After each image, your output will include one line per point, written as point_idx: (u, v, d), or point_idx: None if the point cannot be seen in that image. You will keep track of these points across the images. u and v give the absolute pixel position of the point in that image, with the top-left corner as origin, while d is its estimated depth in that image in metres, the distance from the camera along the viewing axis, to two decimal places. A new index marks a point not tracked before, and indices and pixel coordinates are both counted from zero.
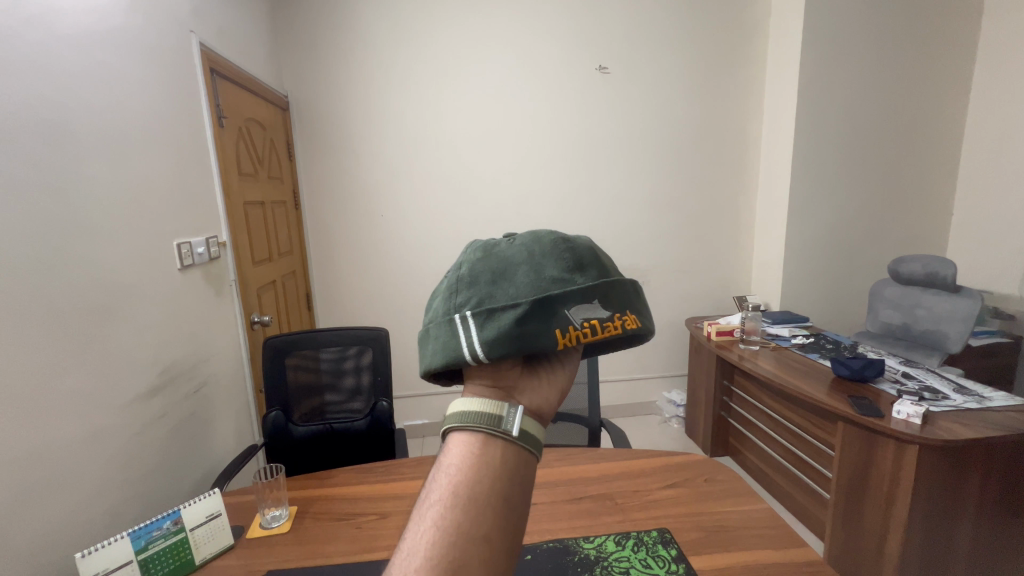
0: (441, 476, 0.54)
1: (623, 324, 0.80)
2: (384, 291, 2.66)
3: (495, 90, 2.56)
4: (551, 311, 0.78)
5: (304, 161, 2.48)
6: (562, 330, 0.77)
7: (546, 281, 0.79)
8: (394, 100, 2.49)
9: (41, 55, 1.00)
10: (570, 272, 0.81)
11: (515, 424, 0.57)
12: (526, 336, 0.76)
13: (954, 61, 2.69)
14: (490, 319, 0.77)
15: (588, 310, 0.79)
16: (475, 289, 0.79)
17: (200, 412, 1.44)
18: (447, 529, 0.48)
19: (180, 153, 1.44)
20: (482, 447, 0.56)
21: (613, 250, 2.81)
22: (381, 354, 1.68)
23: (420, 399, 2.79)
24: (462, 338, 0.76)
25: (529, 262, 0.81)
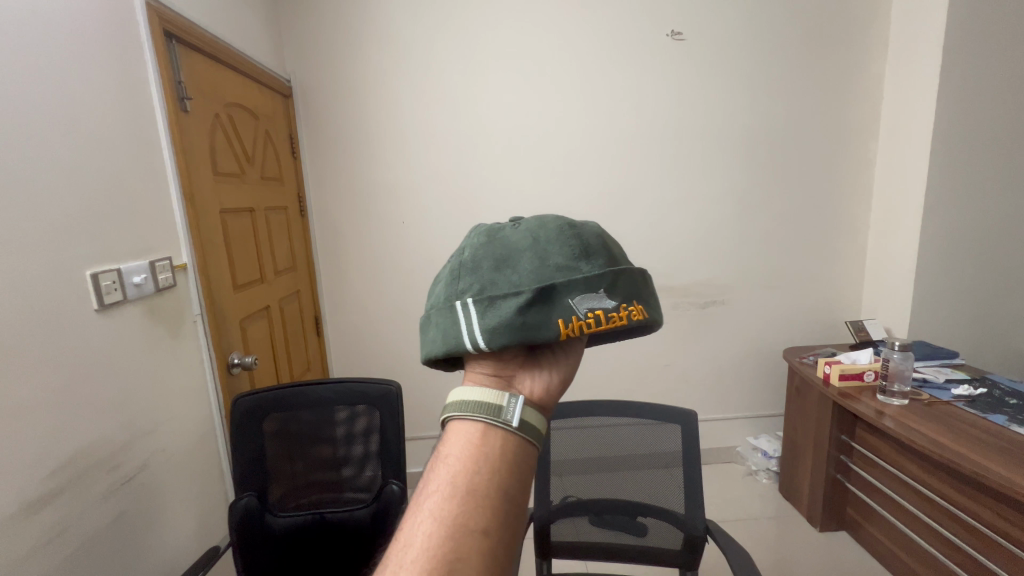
0: (439, 466, 0.41)
1: (635, 315, 0.48)
2: (409, 314, 2.22)
3: (539, 66, 2.07)
4: (558, 294, 0.46)
5: (310, 160, 2.08)
6: (567, 319, 0.45)
7: (555, 256, 0.48)
8: (417, 82, 2.04)
9: None
10: (588, 247, 0.50)
11: (517, 412, 0.42)
12: (528, 329, 0.45)
13: None
14: (490, 307, 0.46)
15: (599, 294, 0.46)
16: (476, 268, 0.49)
17: (139, 503, 1.04)
18: (441, 530, 0.36)
19: (116, 144, 1.04)
20: (485, 438, 0.42)
21: (689, 262, 2.27)
22: (391, 420, 1.22)
23: None
24: (455, 329, 0.46)
25: (533, 229, 0.50)
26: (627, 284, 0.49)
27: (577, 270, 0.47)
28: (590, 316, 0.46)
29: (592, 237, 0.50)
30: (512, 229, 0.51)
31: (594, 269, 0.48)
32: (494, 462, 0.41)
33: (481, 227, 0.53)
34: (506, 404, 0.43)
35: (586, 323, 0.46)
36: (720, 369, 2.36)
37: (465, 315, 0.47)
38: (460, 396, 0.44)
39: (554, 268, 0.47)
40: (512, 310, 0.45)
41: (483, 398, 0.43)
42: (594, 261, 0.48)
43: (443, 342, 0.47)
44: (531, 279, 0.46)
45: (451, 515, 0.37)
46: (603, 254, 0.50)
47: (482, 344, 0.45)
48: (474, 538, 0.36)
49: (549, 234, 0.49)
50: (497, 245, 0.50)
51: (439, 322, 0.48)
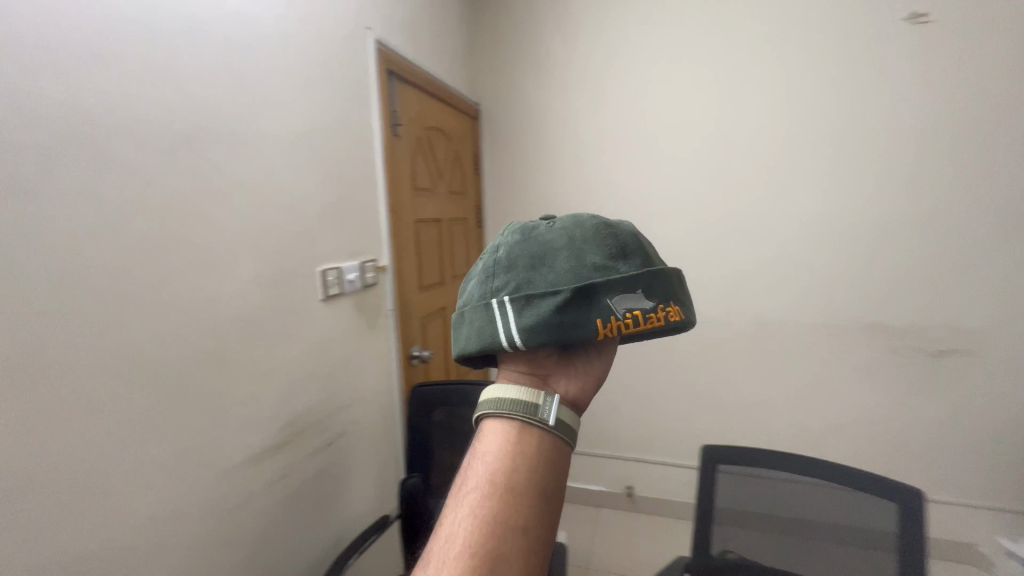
0: (473, 466, 0.37)
1: (672, 316, 0.45)
2: None
3: (731, 68, 1.86)
4: (595, 294, 0.43)
5: (490, 177, 2.25)
6: (603, 319, 0.43)
7: (591, 255, 0.45)
8: (594, 97, 2.04)
9: (169, 50, 0.82)
10: (625, 247, 0.47)
11: (553, 411, 0.38)
12: (566, 330, 0.42)
13: None
14: (528, 305, 0.43)
15: (636, 294, 0.44)
16: (511, 267, 0.47)
17: (336, 465, 1.24)
18: (479, 530, 0.34)
19: (342, 166, 1.26)
20: (521, 437, 0.38)
21: (924, 294, 1.75)
22: None
23: (600, 460, 2.25)
24: (490, 328, 0.44)
25: (570, 228, 0.48)
26: (664, 285, 0.46)
27: (614, 271, 0.45)
28: (628, 317, 0.43)
29: (627, 238, 0.48)
30: (545, 226, 0.49)
31: (631, 270, 0.45)
32: (533, 460, 0.37)
33: (514, 225, 0.51)
34: (543, 402, 0.39)
35: (624, 323, 0.43)
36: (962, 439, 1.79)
37: (502, 314, 0.44)
38: (494, 391, 0.41)
39: (591, 267, 0.44)
40: (551, 309, 0.42)
41: (518, 395, 0.39)
42: (632, 262, 0.46)
43: (478, 340, 0.44)
44: (569, 278, 0.44)
45: (488, 515, 0.34)
46: (640, 255, 0.47)
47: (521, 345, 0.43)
48: (514, 536, 0.33)
49: (585, 234, 0.47)
50: (533, 243, 0.48)
51: (474, 321, 0.46)
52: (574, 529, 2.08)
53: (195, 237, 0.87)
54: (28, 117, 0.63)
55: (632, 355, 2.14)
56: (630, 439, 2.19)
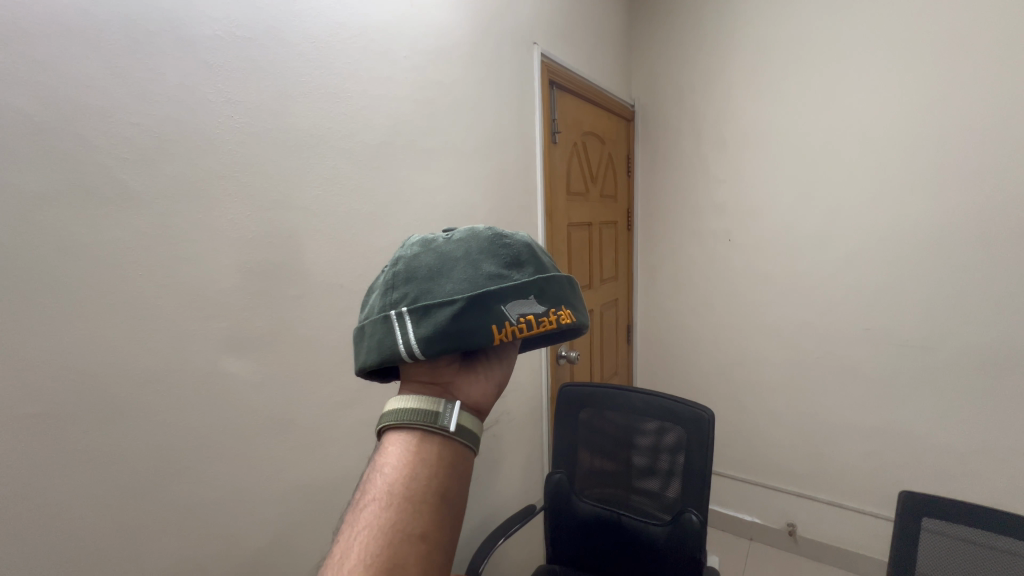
0: (373, 476, 0.46)
1: (562, 318, 0.54)
2: (725, 338, 2.04)
3: (975, 29, 1.45)
4: (487, 300, 0.50)
5: (644, 179, 2.20)
6: (497, 325, 0.49)
7: (485, 265, 0.52)
8: (768, 86, 1.83)
9: (383, 83, 0.99)
10: (519, 256, 0.54)
11: (452, 417, 0.48)
12: (462, 336, 0.48)
13: None
14: (427, 314, 0.49)
15: (527, 299, 0.52)
16: (411, 278, 0.52)
17: (488, 450, 1.34)
18: (381, 535, 0.41)
19: (504, 176, 1.36)
20: (418, 446, 0.47)
21: None
22: (692, 442, 1.18)
23: (757, 488, 2.03)
24: (391, 336, 0.49)
25: (467, 241, 0.54)
26: (551, 290, 0.54)
27: (505, 279, 0.52)
28: (522, 321, 0.51)
29: (520, 247, 0.55)
30: (444, 239, 0.55)
31: (523, 277, 0.53)
32: (427, 469, 0.46)
33: (415, 237, 0.57)
34: (443, 410, 0.49)
35: (517, 327, 0.50)
36: None
37: (400, 324, 0.50)
38: (398, 405, 0.49)
39: (486, 277, 0.51)
40: (449, 318, 0.48)
41: (421, 406, 0.49)
42: (525, 270, 0.54)
43: (381, 349, 0.50)
44: (464, 288, 0.50)
45: (384, 521, 0.42)
46: (532, 263, 0.55)
47: (422, 351, 0.49)
48: (412, 538, 0.42)
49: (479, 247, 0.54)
50: (430, 256, 0.53)
51: (374, 331, 0.51)
52: (722, 560, 1.92)
53: (390, 241, 1.03)
54: (282, 145, 0.81)
55: (802, 376, 1.87)
56: (795, 471, 1.93)
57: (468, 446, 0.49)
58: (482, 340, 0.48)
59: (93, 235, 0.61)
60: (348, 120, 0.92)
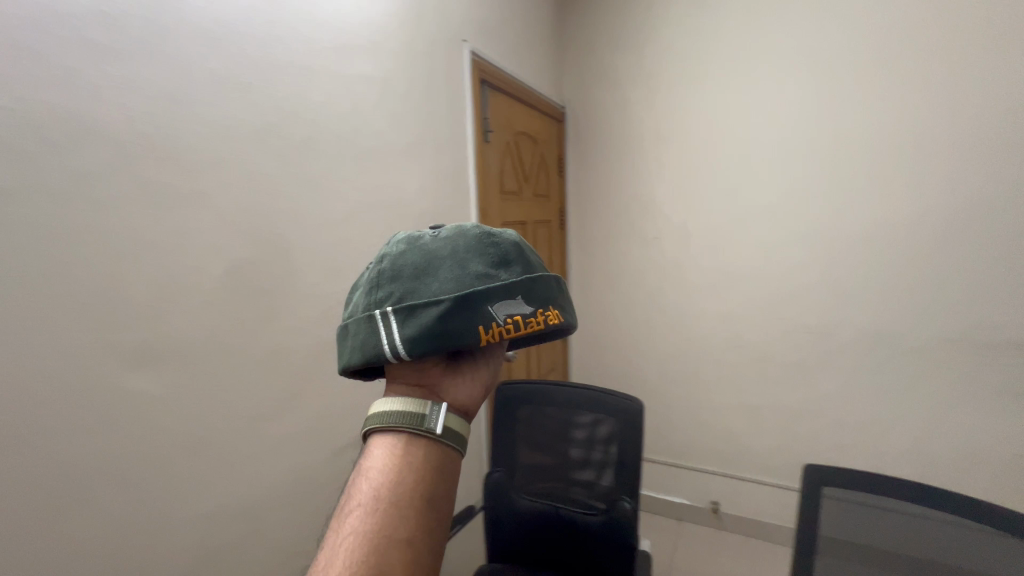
0: (359, 482, 0.46)
1: (549, 318, 0.54)
2: (652, 331, 2.15)
3: (857, 50, 1.64)
4: (475, 300, 0.51)
5: (574, 179, 2.26)
6: (483, 325, 0.50)
7: (472, 266, 0.53)
8: (685, 94, 1.95)
9: (299, 74, 0.94)
10: (505, 256, 0.55)
11: (438, 420, 0.48)
12: (449, 335, 0.49)
13: None
14: (414, 314, 0.50)
15: (515, 300, 0.52)
16: (397, 278, 0.53)
17: None
18: (366, 540, 0.41)
19: (436, 173, 1.34)
20: (404, 451, 0.47)
21: None
22: (625, 432, 1.23)
23: (684, 471, 2.16)
24: (377, 336, 0.50)
25: (454, 240, 0.55)
26: (538, 292, 0.55)
27: (491, 279, 0.53)
28: (508, 321, 0.51)
29: (508, 247, 0.56)
30: (433, 239, 0.56)
31: (509, 277, 0.54)
32: (411, 473, 0.46)
33: (403, 237, 0.58)
34: (428, 412, 0.49)
35: (504, 328, 0.51)
36: None
37: (387, 324, 0.51)
38: (386, 410, 0.50)
39: (473, 276, 0.52)
40: (435, 317, 0.49)
41: (406, 408, 0.49)
42: (512, 270, 0.55)
43: (368, 349, 0.51)
44: (451, 288, 0.51)
45: (370, 526, 0.42)
46: (519, 264, 0.56)
47: (406, 350, 0.49)
48: (398, 542, 0.42)
49: (467, 246, 0.55)
50: (417, 255, 0.54)
51: (360, 330, 0.52)
52: (653, 541, 2.02)
53: (315, 241, 0.98)
54: (183, 137, 0.75)
55: (720, 364, 2.02)
56: (716, 452, 2.08)
57: (454, 448, 0.49)
58: (467, 338, 0.49)
59: (58, 230, 0.62)
60: (293, 117, 0.93)
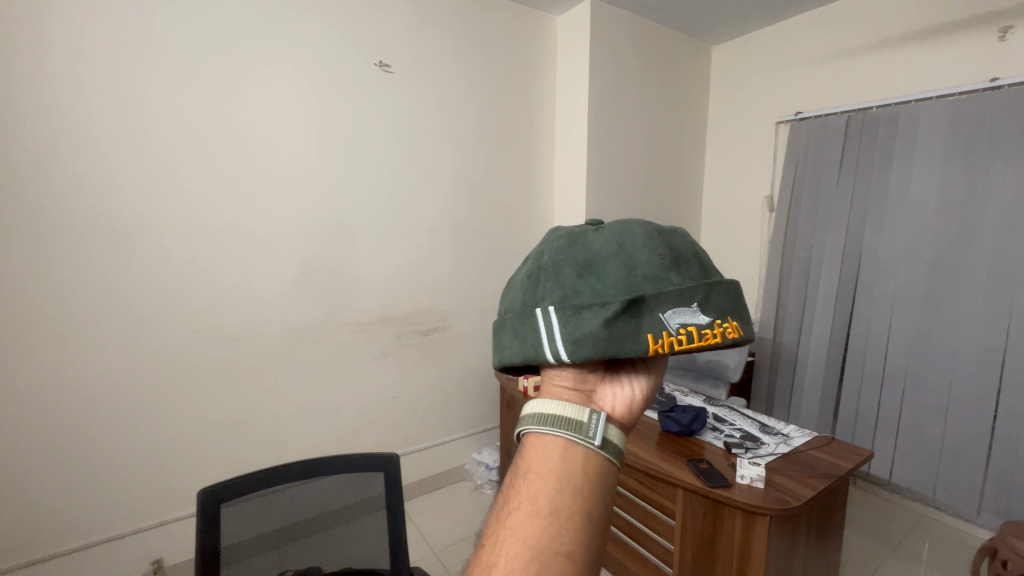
0: (531, 480, 0.48)
1: (724, 331, 0.54)
2: (3, 384, 1.44)
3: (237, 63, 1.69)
4: (644, 305, 0.52)
5: None
6: (655, 334, 0.51)
7: (641, 266, 0.54)
8: (16, 33, 1.36)
9: None
10: (676, 257, 0.56)
11: (598, 432, 0.48)
12: (616, 341, 0.51)
13: (702, 106, 2.91)
14: (576, 315, 0.53)
15: (687, 309, 0.53)
16: (559, 274, 0.56)
17: None
18: (532, 542, 0.44)
19: None
20: (564, 455, 0.48)
21: (413, 286, 2.21)
22: None
23: (96, 552, 1.63)
24: (544, 335, 0.54)
25: (618, 235, 0.56)
26: (716, 300, 0.55)
27: (664, 283, 0.53)
28: (681, 331, 0.52)
29: (677, 246, 0.56)
30: (594, 235, 0.57)
31: (680, 283, 0.54)
32: (573, 480, 0.47)
33: (567, 230, 0.60)
34: (587, 421, 0.49)
35: (676, 338, 0.52)
36: (445, 392, 2.39)
37: (548, 321, 0.54)
38: (548, 415, 0.51)
39: (642, 279, 0.53)
40: (601, 322, 0.51)
41: (565, 417, 0.50)
42: (684, 273, 0.55)
43: (527, 345, 0.56)
44: (614, 291, 0.53)
45: (542, 535, 0.44)
46: (689, 266, 0.56)
47: (569, 352, 0.53)
48: (562, 546, 0.44)
49: (634, 244, 0.55)
50: (579, 252, 0.56)
51: (522, 326, 0.56)
52: None
53: None
54: None
55: (132, 398, 1.63)
56: (144, 507, 1.70)
57: (613, 462, 0.48)
58: (638, 344, 0.51)
59: None
60: None
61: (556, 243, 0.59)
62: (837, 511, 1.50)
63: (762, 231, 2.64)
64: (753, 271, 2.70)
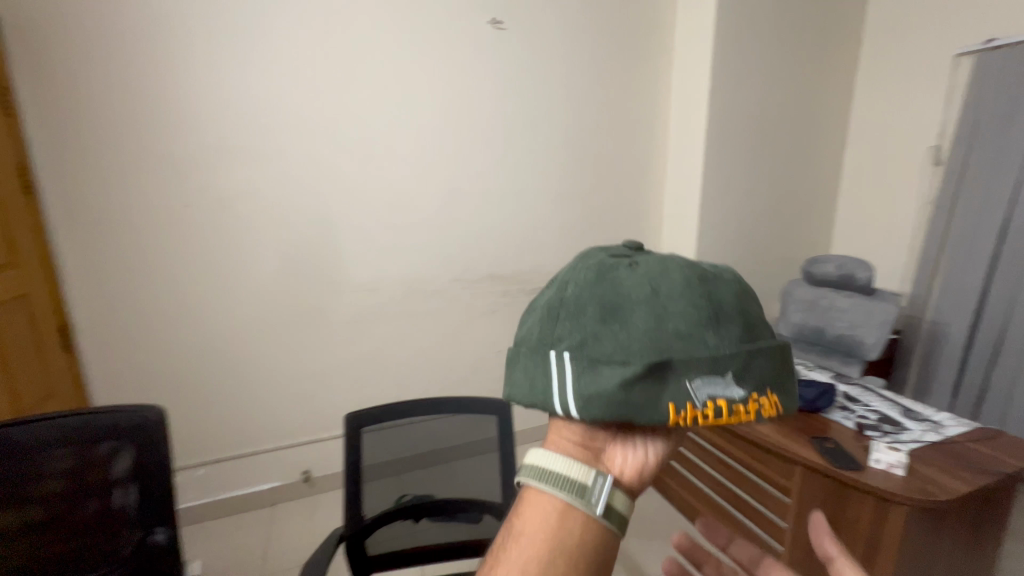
0: (525, 541, 0.48)
1: (749, 407, 0.54)
2: (200, 317, 1.81)
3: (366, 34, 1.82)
4: (668, 371, 0.53)
5: (30, 120, 1.52)
6: (676, 403, 0.52)
7: (671, 323, 0.54)
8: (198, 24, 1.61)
9: None
10: (709, 316, 0.55)
11: (600, 500, 0.50)
12: (632, 404, 0.52)
13: (858, 40, 2.47)
14: (595, 369, 0.54)
15: (713, 379, 0.53)
16: (582, 318, 0.56)
17: None
18: None
19: None
20: (562, 520, 0.49)
21: (520, 247, 2.27)
22: (154, 453, 0.98)
23: (264, 457, 2.01)
24: (557, 382, 0.55)
25: (652, 283, 0.56)
26: (746, 372, 0.55)
27: (691, 348, 0.53)
28: (708, 404, 0.53)
29: (711, 303, 0.56)
30: (626, 278, 0.57)
31: (708, 349, 0.54)
32: (568, 548, 0.48)
33: (595, 267, 0.60)
34: (592, 487, 0.50)
35: (698, 410, 0.53)
36: None
37: (564, 368, 0.55)
38: (550, 473, 0.52)
39: (668, 339, 0.54)
40: (620, 382, 0.52)
41: (570, 478, 0.50)
42: (722, 335, 0.55)
43: (537, 385, 0.56)
44: (638, 349, 0.53)
45: None
46: (722, 326, 0.55)
47: (580, 406, 0.54)
48: None
49: (665, 296, 0.55)
50: (608, 295, 0.57)
51: (535, 365, 0.57)
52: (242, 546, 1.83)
53: None
54: None
55: (288, 337, 1.94)
56: (298, 425, 2.03)
57: (610, 530, 0.50)
58: (655, 410, 0.52)
59: None
60: None
61: (581, 279, 0.59)
62: (999, 514, 1.30)
63: (925, 188, 2.23)
64: (908, 236, 2.31)
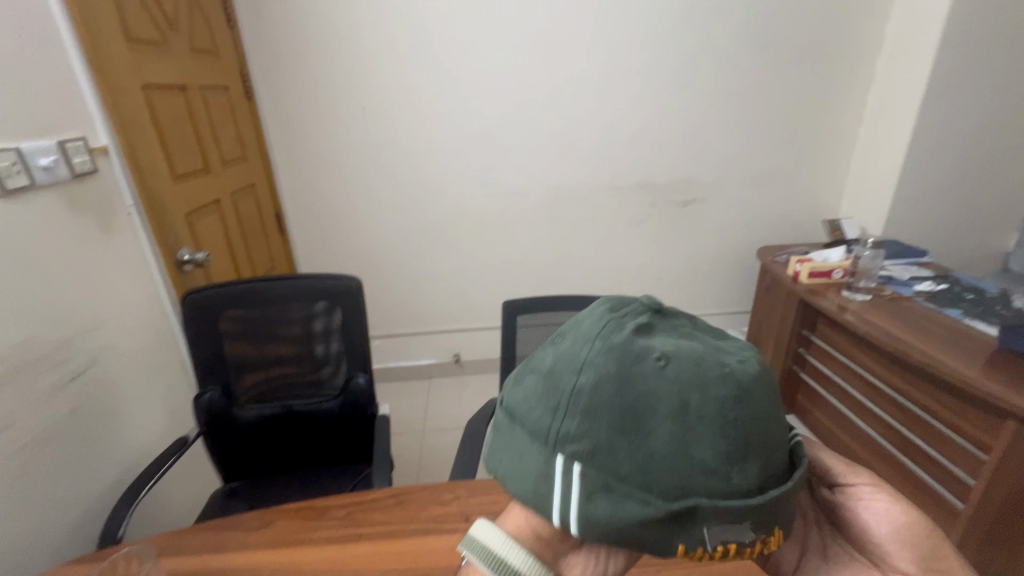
0: None
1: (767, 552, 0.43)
2: (377, 214, 2.06)
3: None
4: (688, 512, 0.41)
5: (249, 30, 1.77)
6: (687, 548, 0.41)
7: (701, 452, 0.40)
8: None
9: None
10: (747, 443, 0.42)
11: None
12: (636, 540, 0.41)
13: None
14: (600, 489, 0.42)
15: (738, 527, 0.41)
16: (593, 420, 0.42)
17: (95, 402, 1.02)
18: None
19: None
20: None
21: (675, 154, 2.09)
22: (356, 315, 1.19)
23: (424, 337, 2.32)
24: (551, 491, 0.43)
25: (685, 390, 0.41)
26: (774, 515, 0.43)
27: (721, 488, 0.41)
28: (721, 549, 0.41)
29: (752, 424, 0.42)
30: (652, 376, 0.42)
31: (738, 488, 0.41)
32: None
33: (617, 347, 0.44)
34: None
35: (712, 556, 0.41)
36: (694, 268, 2.32)
37: (564, 477, 0.43)
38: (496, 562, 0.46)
39: (695, 472, 0.40)
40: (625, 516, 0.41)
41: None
42: (750, 470, 0.41)
43: (529, 482, 0.45)
44: (655, 480, 0.40)
45: None
46: (758, 455, 0.42)
47: (578, 525, 0.43)
48: None
49: (700, 413, 0.41)
50: (629, 396, 0.42)
51: (528, 455, 0.45)
52: (409, 405, 2.21)
53: None
54: None
55: (446, 235, 2.12)
56: (452, 315, 2.29)
57: None
58: (659, 549, 0.42)
59: None
60: None
61: (597, 359, 0.44)
62: None
63: None
64: None
